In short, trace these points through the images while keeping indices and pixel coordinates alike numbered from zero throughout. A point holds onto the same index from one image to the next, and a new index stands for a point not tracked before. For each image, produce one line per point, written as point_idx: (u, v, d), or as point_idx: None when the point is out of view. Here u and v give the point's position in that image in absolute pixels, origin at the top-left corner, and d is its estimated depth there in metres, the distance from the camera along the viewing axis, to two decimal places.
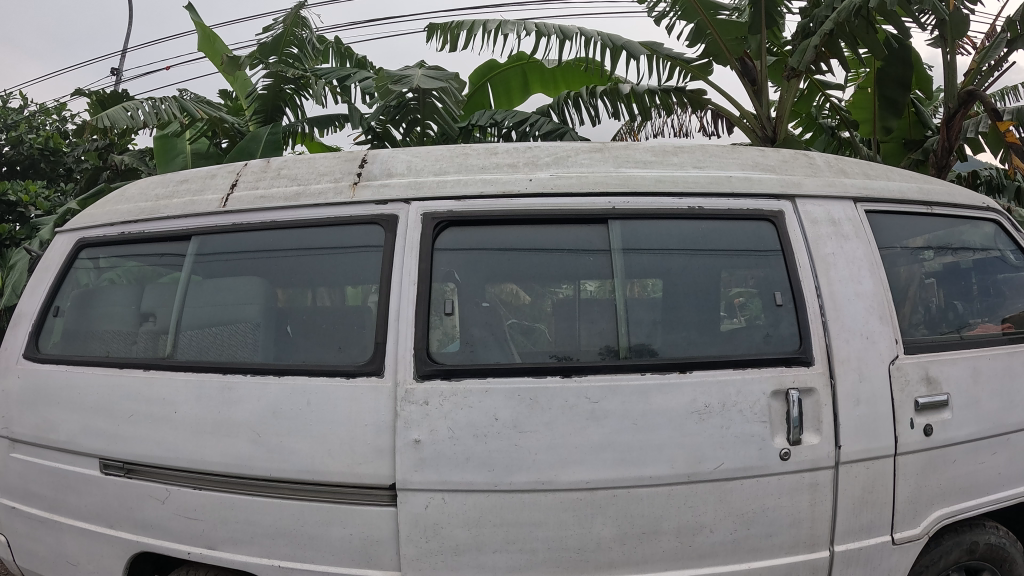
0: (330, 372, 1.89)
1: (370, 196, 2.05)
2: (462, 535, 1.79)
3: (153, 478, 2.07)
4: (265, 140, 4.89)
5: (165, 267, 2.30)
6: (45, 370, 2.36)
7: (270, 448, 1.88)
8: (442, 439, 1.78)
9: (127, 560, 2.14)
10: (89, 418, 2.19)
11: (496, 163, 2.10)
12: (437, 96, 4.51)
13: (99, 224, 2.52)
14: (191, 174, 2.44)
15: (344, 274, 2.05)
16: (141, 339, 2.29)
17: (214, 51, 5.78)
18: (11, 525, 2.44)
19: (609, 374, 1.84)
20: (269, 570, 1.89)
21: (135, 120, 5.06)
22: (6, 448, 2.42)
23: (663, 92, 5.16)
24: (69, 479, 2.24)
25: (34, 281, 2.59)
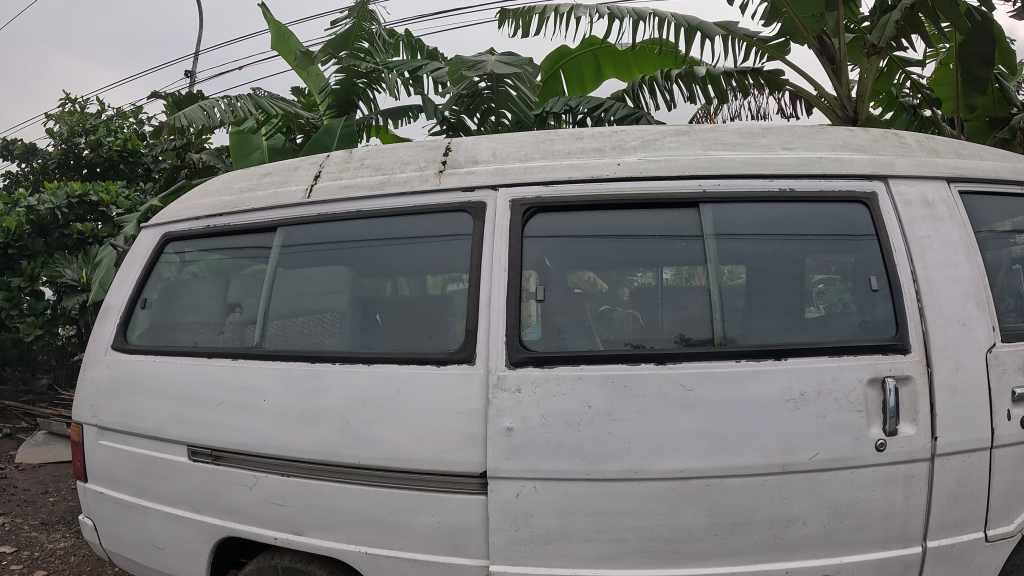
0: (420, 360, 1.90)
1: (455, 183, 2.05)
2: (551, 524, 1.78)
3: (241, 465, 2.11)
4: (339, 133, 4.93)
5: (250, 259, 2.35)
6: (133, 360, 2.43)
7: (359, 438, 1.89)
8: (534, 427, 1.77)
9: (214, 544, 2.20)
10: (178, 406, 2.25)
11: (583, 148, 2.07)
12: (512, 83, 4.49)
13: (183, 219, 2.59)
14: (273, 166, 2.48)
15: (427, 264, 2.06)
16: (227, 328, 2.34)
17: (286, 48, 5.87)
18: (97, 509, 2.53)
19: (702, 361, 1.80)
20: (357, 557, 1.92)
21: (212, 119, 5.20)
22: (94, 435, 2.51)
23: (739, 74, 5.00)
24: (156, 465, 2.31)
25: (121, 275, 2.67)
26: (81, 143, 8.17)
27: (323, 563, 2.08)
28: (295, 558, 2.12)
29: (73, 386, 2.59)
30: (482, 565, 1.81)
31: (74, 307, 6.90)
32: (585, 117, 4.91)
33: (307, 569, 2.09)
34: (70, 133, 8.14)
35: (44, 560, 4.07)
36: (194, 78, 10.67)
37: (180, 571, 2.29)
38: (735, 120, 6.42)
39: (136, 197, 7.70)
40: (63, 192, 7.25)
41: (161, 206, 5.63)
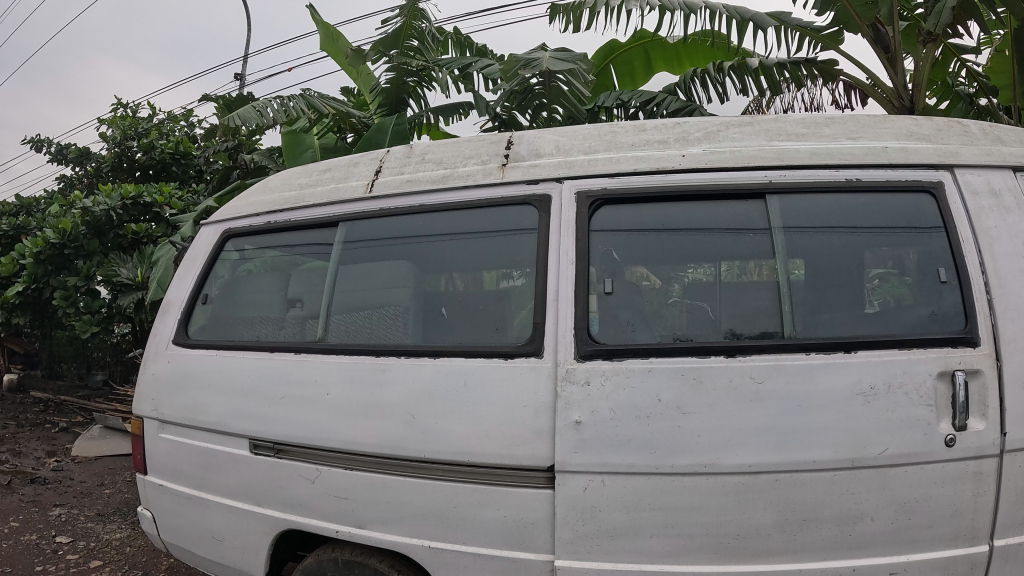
0: (487, 353, 1.91)
1: (520, 176, 2.07)
2: (618, 519, 1.78)
3: (304, 458, 2.14)
4: (391, 131, 4.98)
5: (309, 255, 2.40)
6: (195, 355, 2.48)
7: (425, 431, 1.91)
8: (603, 420, 1.77)
9: (276, 537, 2.23)
10: (240, 401, 2.29)
11: (646, 140, 2.07)
12: (564, 78, 4.40)
13: (244, 216, 2.64)
14: (332, 162, 2.53)
15: (488, 259, 2.08)
16: (288, 324, 2.38)
17: (336, 49, 5.95)
18: (157, 501, 2.59)
19: (772, 353, 1.78)
20: (420, 550, 1.94)
21: (264, 118, 5.31)
22: (155, 429, 2.57)
23: (792, 65, 4.93)
24: (217, 459, 2.35)
25: (183, 272, 2.73)
26: (135, 145, 8.39)
27: (384, 557, 2.10)
28: (356, 552, 2.15)
29: (134, 380, 2.65)
30: (547, 559, 1.82)
31: (129, 304, 7.09)
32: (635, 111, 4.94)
33: (369, 561, 2.11)
34: (122, 137, 8.34)
35: (100, 551, 4.17)
36: (242, 81, 10.86)
37: (241, 562, 2.34)
38: (788, 111, 6.32)
39: (188, 197, 7.87)
40: (117, 194, 7.49)
41: (216, 206, 5.75)
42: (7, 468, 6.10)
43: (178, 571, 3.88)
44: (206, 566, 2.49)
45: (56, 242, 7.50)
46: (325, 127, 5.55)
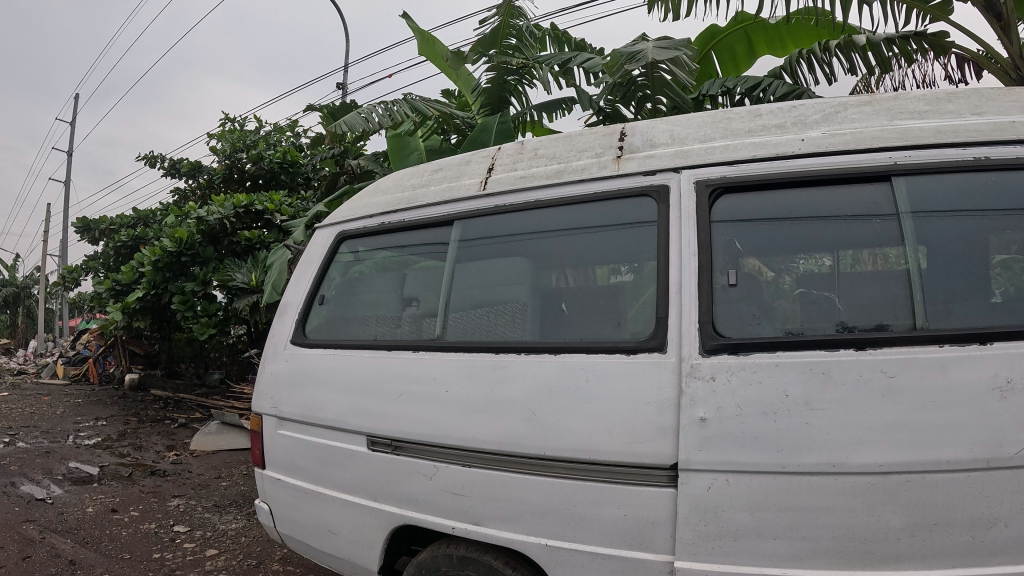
0: (609, 348, 1.91)
1: (636, 168, 2.08)
2: (743, 519, 1.71)
3: (421, 454, 2.18)
4: (495, 129, 5.03)
5: (425, 255, 2.51)
6: (313, 354, 2.58)
7: (545, 428, 1.92)
8: (729, 416, 1.72)
9: (391, 531, 2.28)
10: (357, 399, 2.35)
11: (763, 125, 2.01)
12: (667, 68, 4.29)
13: (358, 217, 2.78)
14: (444, 163, 2.67)
15: (607, 255, 2.10)
16: (405, 322, 2.47)
17: (434, 53, 6.04)
18: (274, 494, 2.69)
19: (904, 346, 1.68)
20: (537, 548, 1.95)
21: (370, 123, 5.47)
22: (273, 426, 2.68)
23: (900, 39, 4.68)
24: (335, 455, 2.42)
25: (300, 275, 2.86)
26: (245, 157, 8.83)
27: (499, 554, 2.11)
28: (470, 548, 2.16)
29: (254, 377, 2.79)
30: (667, 561, 1.77)
31: (244, 307, 7.42)
32: (742, 98, 4.79)
33: (483, 558, 2.12)
34: (232, 150, 8.90)
35: (216, 540, 4.37)
36: (344, 90, 11.21)
37: (356, 555, 2.39)
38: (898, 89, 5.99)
39: (298, 203, 8.25)
40: (230, 203, 7.95)
41: (327, 211, 5.92)
42: (132, 461, 6.48)
43: (289, 562, 4.01)
44: (321, 558, 2.57)
45: (174, 249, 7.91)
46: (429, 130, 5.71)
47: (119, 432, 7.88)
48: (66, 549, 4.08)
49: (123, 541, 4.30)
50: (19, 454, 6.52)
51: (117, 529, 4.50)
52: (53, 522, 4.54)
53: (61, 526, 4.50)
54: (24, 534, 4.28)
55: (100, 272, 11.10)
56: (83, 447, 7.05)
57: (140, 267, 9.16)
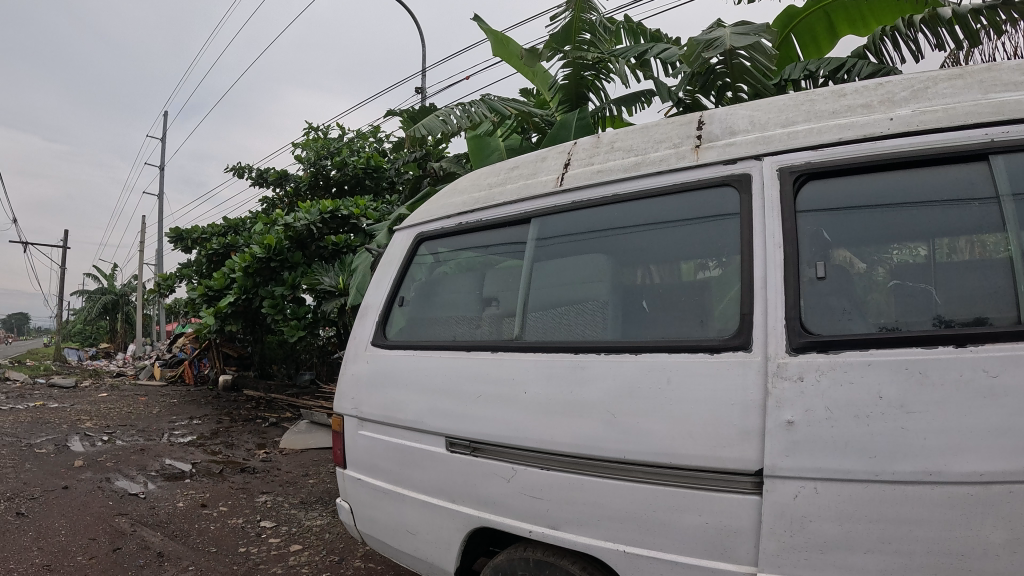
0: (692, 347, 1.83)
1: (716, 157, 2.00)
2: (831, 530, 1.59)
3: (499, 456, 2.16)
4: (574, 126, 4.96)
5: (504, 254, 2.50)
6: (393, 355, 2.62)
7: (626, 430, 1.86)
8: (819, 420, 1.61)
9: (468, 534, 2.25)
10: (438, 400, 2.36)
11: (848, 105, 1.88)
12: (747, 55, 4.12)
13: (436, 218, 2.84)
14: (520, 161, 2.67)
15: (691, 250, 2.00)
16: (484, 323, 2.47)
17: (509, 53, 6.00)
18: (355, 494, 2.71)
19: (1008, 343, 1.51)
20: (615, 555, 1.88)
21: (449, 125, 5.45)
22: (355, 426, 2.71)
23: (989, 10, 4.37)
24: (414, 456, 2.42)
25: (381, 275, 2.96)
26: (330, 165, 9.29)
27: (576, 559, 2.03)
28: (547, 552, 2.10)
29: (336, 378, 2.85)
30: (750, 572, 1.67)
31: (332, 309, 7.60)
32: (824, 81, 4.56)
33: (559, 563, 2.05)
34: (316, 157, 9.37)
35: (300, 535, 4.44)
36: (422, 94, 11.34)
37: (433, 557, 2.36)
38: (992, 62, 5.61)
39: (382, 208, 8.49)
40: (316, 210, 8.31)
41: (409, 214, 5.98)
42: (222, 457, 6.69)
43: (369, 558, 4.02)
44: (400, 558, 2.56)
45: (264, 256, 8.30)
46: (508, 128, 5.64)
47: (210, 431, 8.16)
48: (155, 541, 4.21)
49: (212, 535, 4.41)
50: (117, 450, 6.82)
51: (205, 523, 4.63)
52: (144, 516, 4.69)
53: (152, 519, 4.65)
54: (117, 526, 4.44)
55: (193, 278, 11.54)
56: (176, 444, 7.32)
57: (231, 273, 9.48)
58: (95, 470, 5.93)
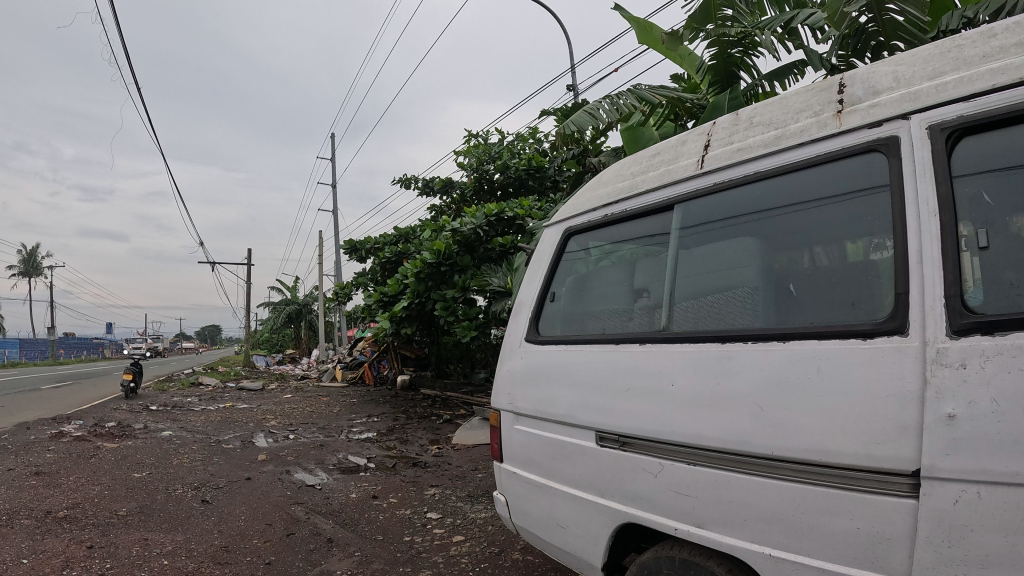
0: (842, 333, 1.65)
1: (859, 121, 1.79)
2: (994, 543, 1.35)
3: (646, 451, 2.05)
4: (727, 106, 4.70)
5: (651, 244, 2.36)
6: (547, 351, 2.57)
7: (775, 425, 1.70)
8: (983, 414, 1.37)
9: (616, 529, 2.15)
10: (589, 394, 2.28)
11: (1001, 46, 1.60)
12: (897, 8, 3.82)
13: (582, 212, 2.75)
14: (660, 146, 2.51)
15: (847, 225, 1.79)
16: (636, 315, 2.33)
17: (652, 39, 5.82)
18: (510, 486, 2.69)
19: None
20: (761, 559, 1.73)
21: (599, 119, 5.33)
22: (511, 421, 2.70)
23: None
24: (566, 450, 2.36)
25: (532, 271, 2.91)
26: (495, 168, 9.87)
27: (722, 560, 1.88)
28: (693, 552, 1.96)
29: (493, 374, 2.85)
30: None
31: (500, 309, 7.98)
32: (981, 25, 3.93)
33: (704, 564, 1.91)
34: (479, 163, 10.06)
35: (464, 527, 4.31)
36: (572, 91, 11.30)
37: (581, 552, 2.28)
38: None
39: (547, 207, 8.42)
40: (482, 214, 8.54)
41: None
42: (396, 453, 6.97)
43: (530, 551, 3.72)
44: (551, 552, 2.50)
45: (435, 261, 8.83)
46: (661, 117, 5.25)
47: (387, 428, 8.54)
48: (327, 528, 4.29)
49: (379, 524, 4.41)
50: (299, 446, 7.29)
51: (375, 513, 4.68)
52: (319, 505, 4.87)
53: (325, 509, 4.80)
54: (293, 513, 4.62)
55: (368, 286, 12.11)
56: (354, 440, 7.70)
57: (404, 280, 9.97)
58: (277, 464, 6.35)
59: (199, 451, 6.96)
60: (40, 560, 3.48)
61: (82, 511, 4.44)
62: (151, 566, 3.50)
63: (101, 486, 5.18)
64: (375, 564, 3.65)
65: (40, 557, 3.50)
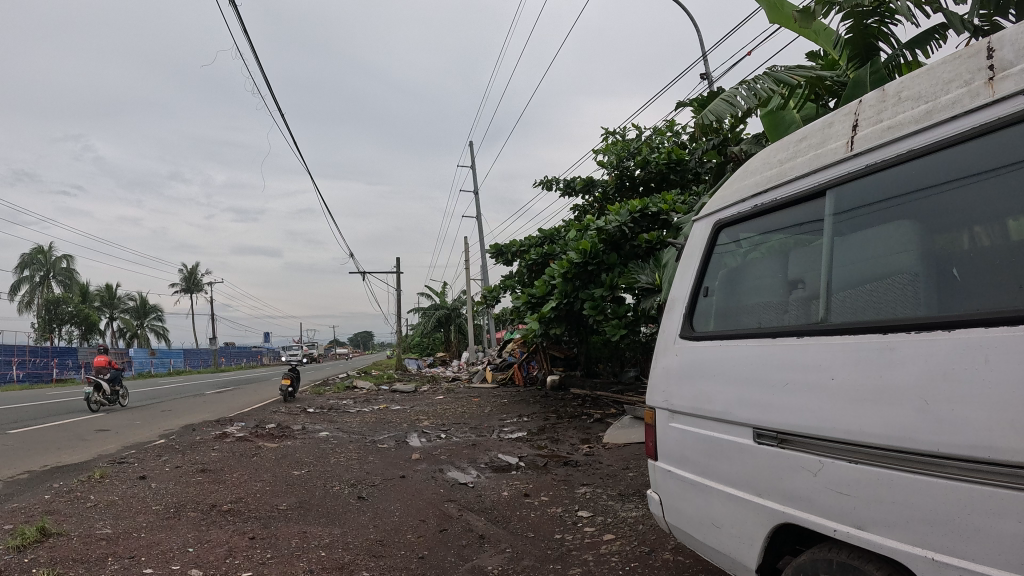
0: (1010, 319, 1.47)
1: (1011, 88, 1.61)
2: None
3: (806, 449, 1.93)
4: (868, 80, 4.44)
5: (803, 232, 2.23)
6: (701, 347, 2.48)
7: (940, 420, 1.56)
8: None
9: (772, 530, 2.05)
10: (744, 390, 2.18)
11: None
12: None
13: (731, 204, 2.64)
14: (807, 130, 2.37)
15: (1010, 199, 1.59)
16: (792, 307, 2.22)
17: (785, 17, 5.58)
18: (664, 484, 2.64)
19: None
20: (924, 563, 1.59)
21: (737, 107, 5.27)
22: (666, 419, 2.64)
23: None
24: (722, 448, 2.27)
25: (684, 268, 2.83)
26: (634, 165, 9.91)
27: (882, 565, 1.76)
28: (853, 555, 1.85)
29: (647, 371, 2.80)
30: None
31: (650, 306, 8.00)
32: None
33: (863, 567, 1.80)
34: (618, 160, 10.08)
35: (614, 526, 4.22)
36: (707, 80, 11.04)
37: (736, 552, 2.20)
38: None
39: (690, 200, 8.26)
40: (626, 211, 8.63)
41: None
42: (547, 452, 7.03)
43: (680, 551, 3.58)
44: (706, 552, 2.42)
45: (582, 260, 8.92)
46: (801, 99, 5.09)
47: (539, 427, 8.64)
48: (478, 525, 4.37)
49: (531, 522, 4.44)
50: (451, 445, 7.51)
51: (526, 510, 4.72)
52: (472, 502, 4.98)
53: (478, 506, 4.89)
54: (445, 510, 4.75)
55: (516, 288, 12.39)
56: (506, 439, 7.85)
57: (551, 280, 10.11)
58: (431, 462, 6.57)
59: (357, 450, 7.32)
60: (209, 549, 3.76)
61: (245, 505, 4.75)
62: (308, 558, 3.68)
63: (265, 483, 5.54)
64: (527, 560, 3.68)
65: (205, 546, 3.78)
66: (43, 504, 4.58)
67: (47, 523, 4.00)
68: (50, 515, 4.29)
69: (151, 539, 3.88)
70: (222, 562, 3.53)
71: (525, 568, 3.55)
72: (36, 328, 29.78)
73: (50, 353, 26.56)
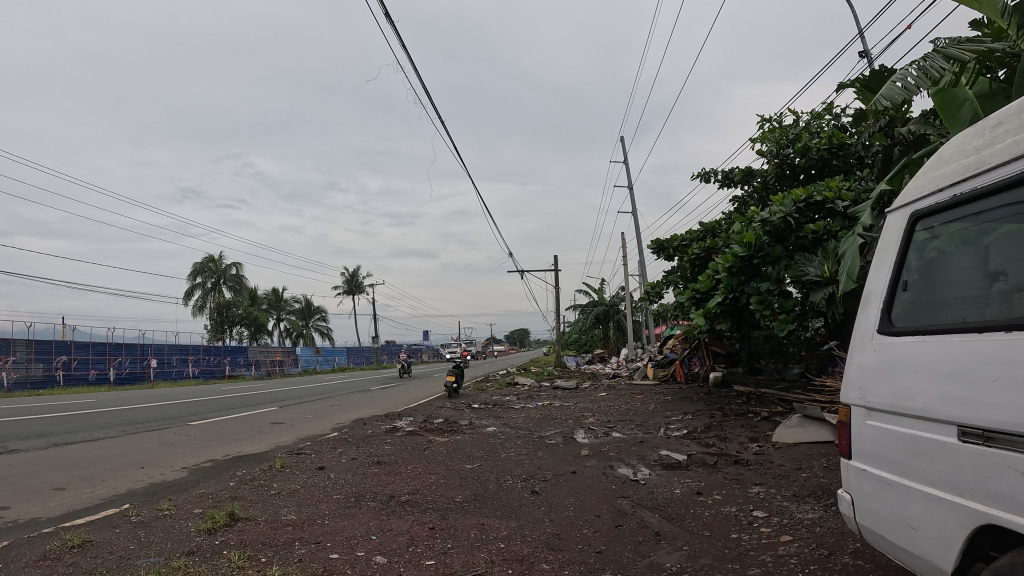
0: None
1: None
2: None
3: (1014, 447, 1.80)
4: None
5: (1003, 220, 2.08)
6: (899, 343, 2.36)
7: None
8: None
9: (973, 532, 1.94)
10: (947, 386, 2.06)
11: None
12: None
13: (927, 194, 2.50)
14: (1004, 114, 2.22)
15: None
16: (994, 301, 2.08)
17: None
18: (858, 485, 2.54)
19: None
20: None
21: (909, 89, 5.05)
22: (862, 416, 2.53)
23: None
24: (924, 445, 2.15)
25: (878, 262, 2.69)
26: (794, 153, 9.68)
27: None
28: None
29: (843, 369, 2.69)
30: None
31: (821, 299, 7.74)
32: None
33: None
34: (778, 148, 9.87)
35: (792, 527, 4.08)
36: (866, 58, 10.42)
37: (937, 555, 2.09)
38: None
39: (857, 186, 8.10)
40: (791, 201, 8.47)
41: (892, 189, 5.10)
42: (714, 450, 6.91)
43: (862, 556, 3.43)
44: (902, 556, 2.32)
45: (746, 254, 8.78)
46: (972, 74, 4.80)
47: (704, 426, 8.49)
48: (653, 522, 4.35)
49: (705, 520, 4.38)
50: (620, 442, 7.50)
51: (701, 509, 4.66)
52: (644, 499, 4.96)
53: (652, 503, 4.87)
54: (619, 506, 4.75)
55: (678, 283, 12.24)
56: (672, 437, 7.75)
57: (714, 274, 9.91)
58: (600, 458, 6.59)
59: (524, 445, 7.48)
60: (393, 537, 3.94)
61: (422, 496, 4.94)
62: (488, 549, 3.79)
63: (438, 475, 5.74)
64: (704, 560, 3.63)
65: (387, 534, 3.97)
66: (233, 491, 4.96)
67: (237, 507, 4.33)
68: (237, 501, 4.63)
69: (334, 526, 4.11)
70: (404, 550, 3.70)
71: (703, 567, 3.50)
72: (210, 329, 32.28)
73: (223, 352, 28.69)
